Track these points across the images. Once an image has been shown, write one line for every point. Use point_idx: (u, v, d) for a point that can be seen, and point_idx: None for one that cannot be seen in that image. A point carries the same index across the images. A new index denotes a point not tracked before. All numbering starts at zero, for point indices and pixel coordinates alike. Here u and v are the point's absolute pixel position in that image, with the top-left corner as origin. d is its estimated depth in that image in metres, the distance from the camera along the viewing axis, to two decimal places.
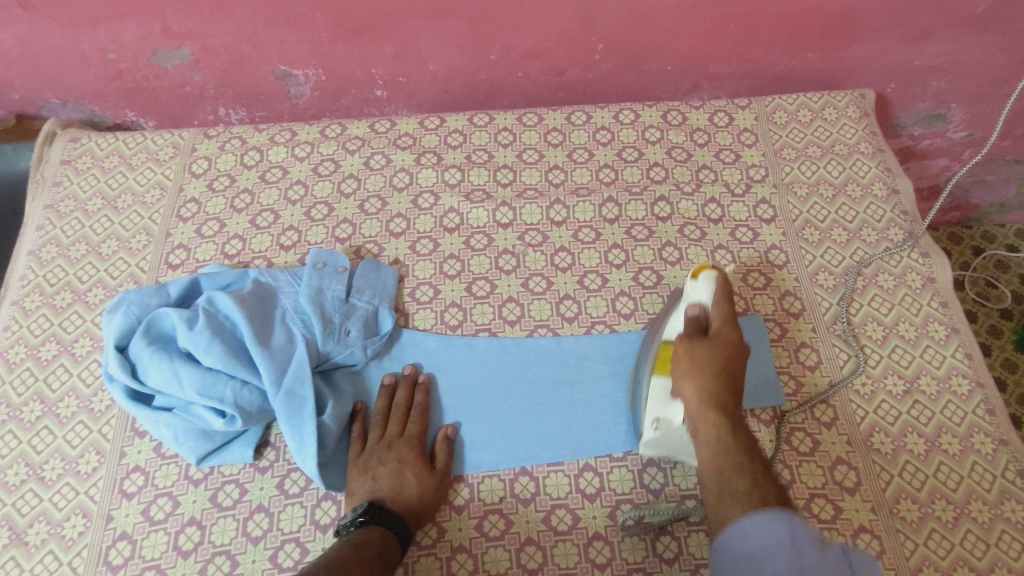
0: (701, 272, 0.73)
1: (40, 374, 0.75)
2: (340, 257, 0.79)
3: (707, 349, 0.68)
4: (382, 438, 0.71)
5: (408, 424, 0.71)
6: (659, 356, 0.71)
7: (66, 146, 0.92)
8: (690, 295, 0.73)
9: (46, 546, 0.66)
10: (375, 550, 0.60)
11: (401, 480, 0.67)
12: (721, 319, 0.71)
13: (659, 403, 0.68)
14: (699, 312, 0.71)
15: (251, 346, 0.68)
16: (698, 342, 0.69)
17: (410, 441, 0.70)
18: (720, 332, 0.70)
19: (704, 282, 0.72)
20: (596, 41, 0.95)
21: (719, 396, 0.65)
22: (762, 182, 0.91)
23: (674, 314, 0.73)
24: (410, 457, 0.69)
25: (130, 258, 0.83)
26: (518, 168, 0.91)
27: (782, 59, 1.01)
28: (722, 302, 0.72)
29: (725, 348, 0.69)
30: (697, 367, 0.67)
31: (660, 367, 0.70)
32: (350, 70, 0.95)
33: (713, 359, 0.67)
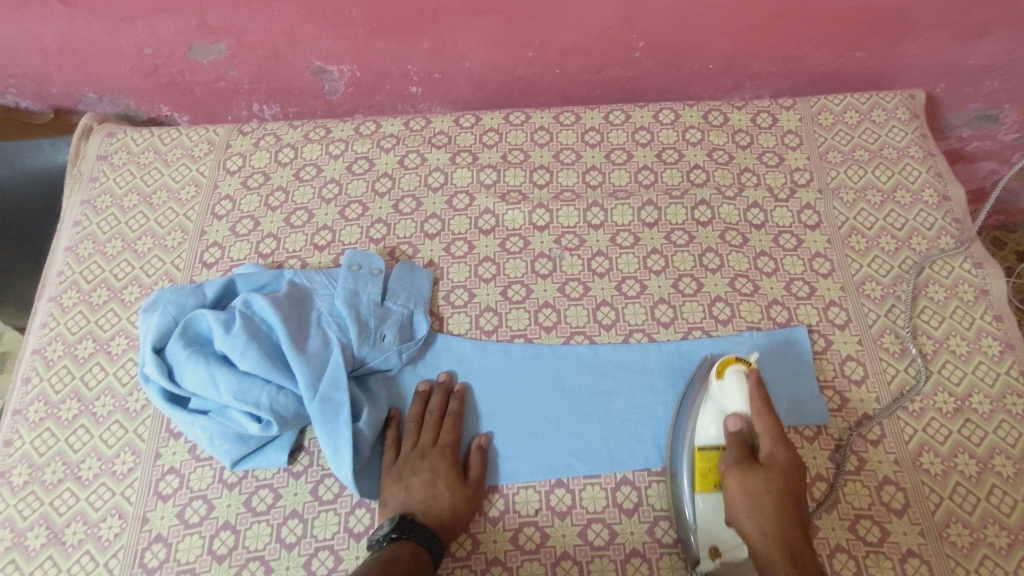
0: (727, 370, 0.68)
1: (77, 372, 0.75)
2: (375, 259, 0.78)
3: (762, 479, 0.63)
4: (416, 446, 0.70)
5: (442, 433, 0.70)
6: (699, 470, 0.66)
7: (102, 141, 0.91)
8: (723, 401, 0.67)
9: (83, 546, 0.66)
10: (407, 565, 0.60)
11: (434, 491, 0.66)
12: (766, 435, 0.65)
13: (714, 532, 0.64)
14: (739, 426, 0.66)
15: (288, 350, 0.67)
16: (750, 470, 0.64)
17: (444, 450, 0.69)
18: (771, 455, 0.65)
19: (733, 382, 0.67)
20: (636, 39, 0.92)
21: (785, 526, 0.61)
22: (807, 187, 0.88)
23: (707, 415, 0.68)
24: (444, 467, 0.68)
25: (165, 256, 0.82)
26: (555, 169, 0.89)
27: (829, 58, 0.97)
28: (761, 406, 0.67)
29: (781, 470, 0.64)
30: (756, 501, 0.62)
31: (703, 484, 0.66)
32: (385, 66, 0.94)
33: (770, 487, 0.63)
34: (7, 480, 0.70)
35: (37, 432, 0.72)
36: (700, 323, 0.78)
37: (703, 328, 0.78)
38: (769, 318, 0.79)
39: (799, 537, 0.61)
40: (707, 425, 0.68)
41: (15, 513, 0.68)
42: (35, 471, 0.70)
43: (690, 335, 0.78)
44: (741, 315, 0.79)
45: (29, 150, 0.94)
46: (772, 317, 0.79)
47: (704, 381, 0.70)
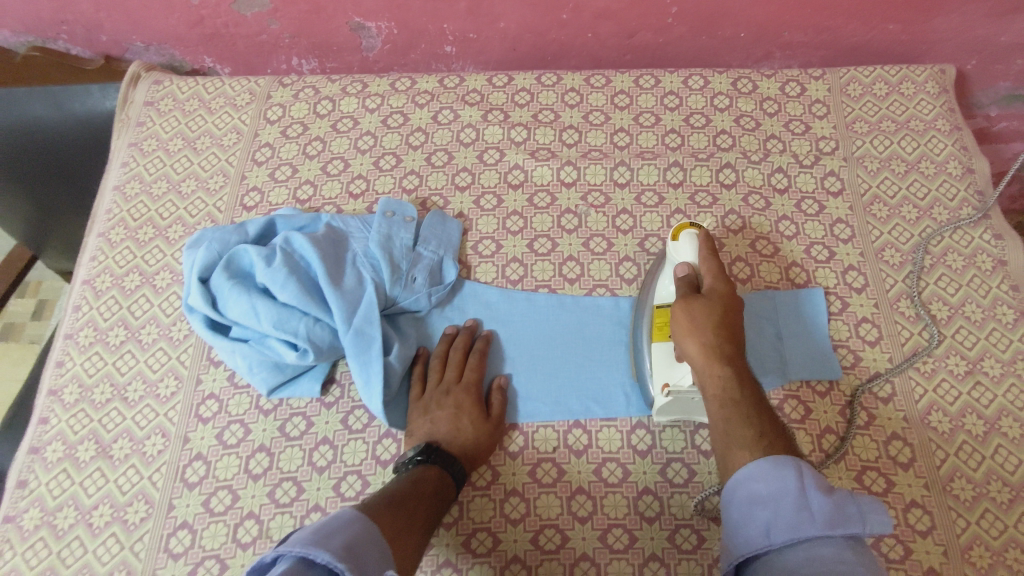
0: (681, 233, 0.74)
1: (124, 303, 0.80)
2: (408, 207, 0.81)
3: (701, 308, 0.67)
4: (441, 382, 0.73)
5: (467, 371, 0.74)
6: (656, 321, 0.72)
7: (150, 88, 0.95)
8: (674, 256, 0.73)
9: (129, 460, 0.71)
10: (432, 488, 0.64)
11: (457, 423, 0.70)
12: (710, 273, 0.70)
13: (666, 367, 0.69)
14: (685, 271, 0.71)
15: (324, 285, 0.71)
16: (694, 299, 0.68)
17: (468, 387, 0.72)
18: (713, 288, 0.69)
19: (685, 241, 0.73)
20: (670, 4, 0.94)
21: (721, 349, 0.65)
22: (831, 155, 0.89)
23: (664, 276, 0.75)
24: (467, 403, 0.71)
25: (207, 198, 0.86)
26: (584, 129, 0.91)
27: (861, 30, 0.98)
28: (709, 255, 0.72)
29: (721, 301, 0.68)
30: (693, 325, 0.67)
31: (659, 333, 0.71)
32: (423, 24, 0.96)
33: (709, 314, 0.67)
34: (58, 398, 0.74)
35: (87, 355, 0.77)
36: None
37: None
38: (788, 279, 0.81)
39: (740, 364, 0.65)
40: (665, 281, 0.74)
41: (66, 428, 0.72)
42: (84, 391, 0.74)
43: None
44: (759, 275, 0.81)
45: (76, 95, 0.98)
46: (791, 278, 0.81)
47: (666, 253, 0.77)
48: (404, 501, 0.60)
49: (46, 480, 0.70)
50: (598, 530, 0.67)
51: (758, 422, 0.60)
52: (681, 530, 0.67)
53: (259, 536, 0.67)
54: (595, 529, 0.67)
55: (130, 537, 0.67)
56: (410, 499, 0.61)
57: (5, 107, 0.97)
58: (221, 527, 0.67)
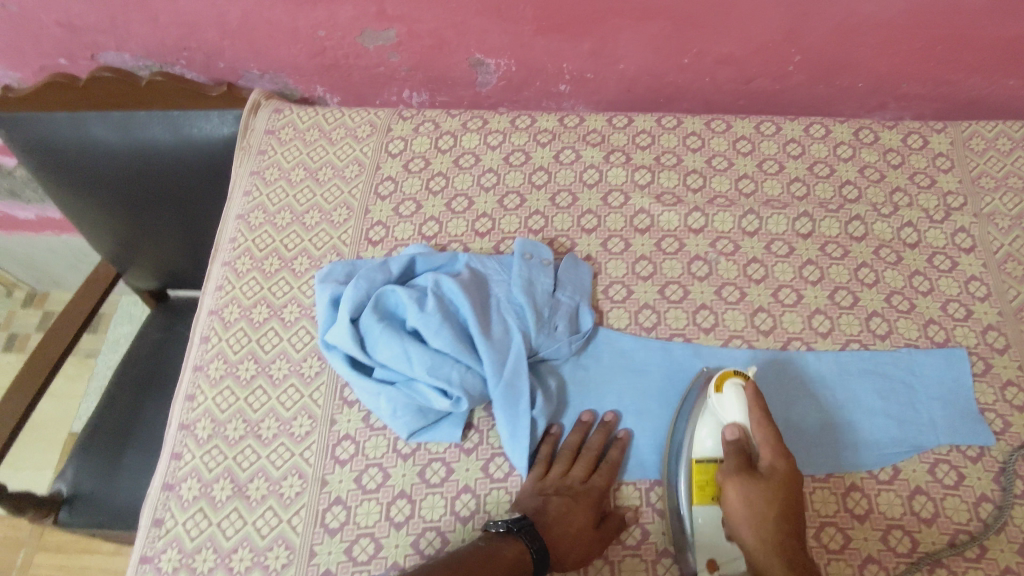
0: (727, 385, 0.69)
1: (254, 335, 0.78)
2: (544, 249, 0.80)
3: (761, 488, 0.63)
4: (565, 475, 0.69)
5: (597, 475, 0.69)
6: (696, 482, 0.67)
7: (269, 116, 0.95)
8: (719, 412, 0.69)
9: (267, 502, 0.69)
10: (509, 564, 0.61)
11: (565, 513, 0.65)
12: (766, 447, 0.66)
13: (711, 544, 0.65)
14: (737, 435, 0.67)
15: (476, 334, 0.70)
16: (749, 479, 0.64)
17: (592, 490, 0.68)
18: (773, 467, 0.65)
19: (732, 397, 0.68)
20: (794, 52, 0.93)
21: (783, 539, 0.62)
22: (961, 211, 0.88)
23: (705, 427, 0.69)
24: (587, 500, 0.67)
25: (332, 231, 0.85)
26: (708, 174, 0.90)
27: (980, 84, 0.97)
28: (760, 417, 0.67)
29: (782, 484, 0.64)
30: (751, 519, 0.63)
31: (701, 495, 0.66)
32: (543, 63, 0.96)
33: (768, 501, 0.63)
34: (191, 433, 0.73)
35: (218, 389, 0.75)
36: (858, 336, 0.79)
37: (860, 341, 0.79)
38: (926, 337, 0.79)
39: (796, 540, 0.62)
40: (706, 436, 0.69)
41: (200, 465, 0.71)
42: (217, 426, 0.73)
43: (848, 347, 0.79)
44: (897, 331, 0.80)
45: (196, 120, 0.99)
46: (929, 335, 0.80)
47: (700, 395, 0.71)
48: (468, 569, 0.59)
49: (183, 520, 0.68)
50: None
51: None
52: None
53: None
54: None
55: None
56: (481, 570, 0.59)
57: (124, 133, 0.99)
58: None
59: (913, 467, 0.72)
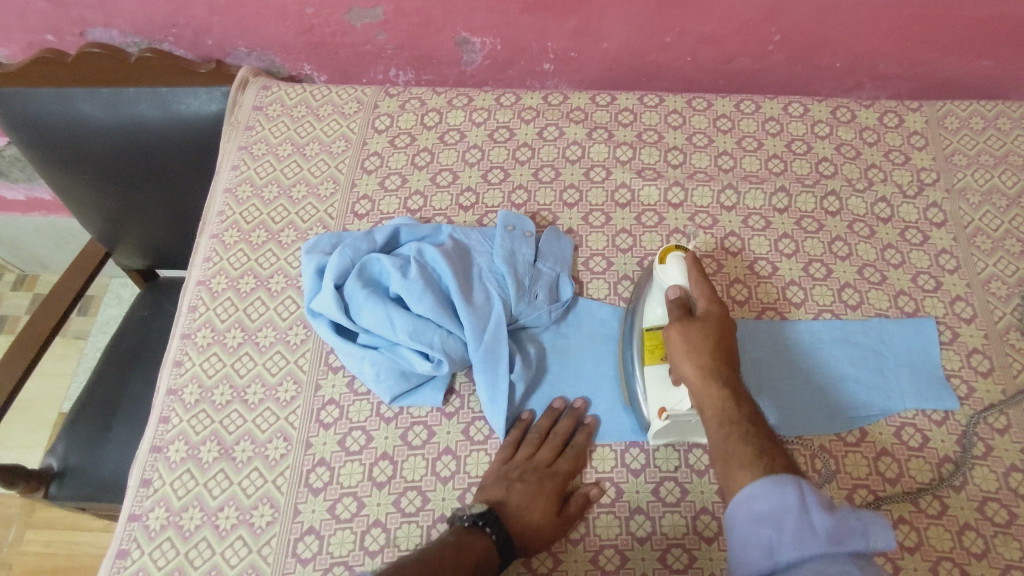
0: (669, 255, 0.74)
1: (240, 305, 0.80)
2: (526, 222, 0.82)
3: (698, 327, 0.67)
4: (530, 458, 0.69)
5: (562, 460, 0.69)
6: (647, 344, 0.72)
7: (257, 92, 0.96)
8: (662, 279, 0.74)
9: (252, 463, 0.71)
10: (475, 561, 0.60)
11: (530, 501, 0.65)
12: (703, 296, 0.71)
13: (662, 393, 0.69)
14: (677, 293, 0.72)
15: (457, 300, 0.72)
16: (689, 323, 0.68)
17: (557, 475, 0.68)
18: (708, 312, 0.69)
19: (673, 264, 0.73)
20: (774, 32, 0.95)
21: (719, 371, 0.65)
22: (933, 187, 0.91)
23: (652, 299, 0.74)
24: (551, 487, 0.67)
25: (319, 204, 0.87)
26: (688, 151, 0.92)
27: (955, 65, 1.00)
28: (698, 279, 0.73)
29: (718, 326, 0.68)
30: (689, 343, 0.66)
31: (651, 356, 0.71)
32: (527, 41, 0.98)
33: (706, 337, 0.67)
34: (178, 397, 0.75)
35: (205, 356, 0.77)
36: (830, 306, 0.82)
37: (833, 311, 0.81)
38: (897, 307, 0.82)
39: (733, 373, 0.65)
40: (653, 305, 0.74)
41: (188, 428, 0.73)
42: (204, 391, 0.75)
43: (821, 316, 0.81)
44: (869, 302, 0.82)
45: (184, 96, 1.00)
46: (900, 306, 0.82)
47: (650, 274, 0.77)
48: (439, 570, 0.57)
49: (171, 480, 0.70)
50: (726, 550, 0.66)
51: (758, 439, 0.59)
52: None
53: (386, 544, 0.66)
54: (722, 550, 0.65)
55: (257, 540, 0.67)
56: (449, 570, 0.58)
57: (112, 109, 1.00)
58: (348, 535, 0.67)
59: (880, 430, 0.74)
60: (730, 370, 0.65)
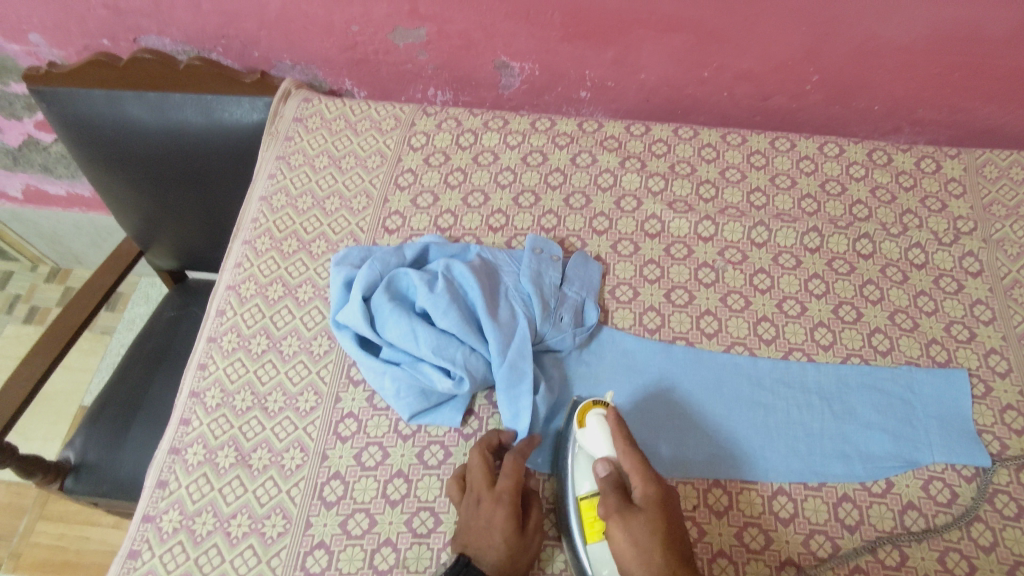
0: (588, 418, 0.67)
1: (267, 312, 0.80)
2: (553, 246, 0.83)
3: (642, 523, 0.59)
4: (474, 492, 0.65)
5: (501, 477, 0.65)
6: (585, 520, 0.63)
7: (299, 105, 0.98)
8: (590, 449, 0.66)
9: (268, 472, 0.71)
10: None
11: (489, 540, 0.62)
12: (637, 474, 0.62)
13: (609, 574, 0.61)
14: (608, 469, 0.64)
15: (482, 316, 0.72)
16: (630, 516, 0.60)
17: (503, 498, 0.64)
18: (644, 494, 0.61)
19: (596, 428, 0.66)
20: (813, 72, 0.95)
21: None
22: (970, 236, 0.89)
23: (580, 469, 0.66)
24: (500, 513, 0.63)
25: (351, 217, 0.87)
26: (721, 185, 0.92)
27: (996, 114, 0.98)
28: (625, 443, 0.64)
29: (659, 511, 0.61)
30: (634, 544, 0.59)
31: (592, 533, 0.63)
32: (566, 69, 0.98)
33: (651, 531, 0.59)
34: (200, 400, 0.75)
35: (229, 360, 0.77)
36: (859, 351, 0.80)
37: (862, 355, 0.80)
38: (929, 356, 0.80)
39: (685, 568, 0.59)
40: (581, 476, 0.65)
41: (207, 432, 0.73)
42: (226, 396, 0.75)
43: (849, 360, 0.80)
44: (899, 349, 0.81)
45: (229, 104, 1.01)
46: (931, 355, 0.80)
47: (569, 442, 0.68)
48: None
49: (186, 483, 0.70)
50: None
51: None
52: None
53: (396, 565, 0.65)
54: None
55: (268, 551, 0.66)
56: None
57: (159, 114, 1.02)
58: (358, 552, 0.66)
59: (907, 483, 0.72)
60: (680, 565, 0.59)
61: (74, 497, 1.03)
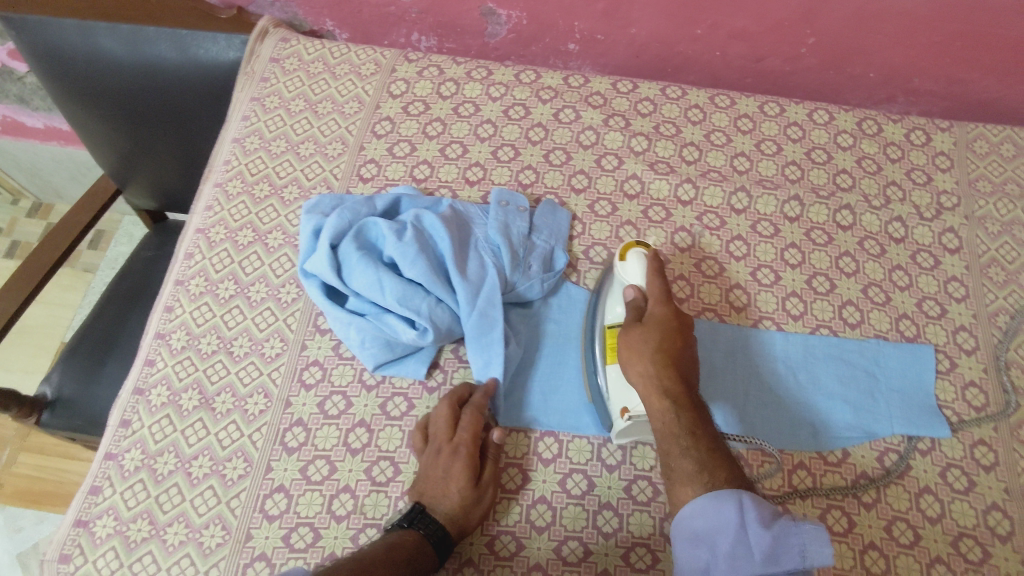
0: (628, 252, 0.74)
1: (236, 257, 0.79)
2: (520, 198, 0.81)
3: (641, 337, 0.68)
4: (434, 442, 0.67)
5: (460, 429, 0.67)
6: (607, 342, 0.71)
7: (276, 44, 0.94)
8: (622, 276, 0.73)
9: (230, 416, 0.71)
10: (407, 555, 0.59)
11: (445, 489, 0.64)
12: (653, 297, 0.71)
13: (622, 394, 0.68)
14: (633, 295, 0.71)
15: (451, 267, 0.70)
16: (635, 332, 0.68)
17: (462, 449, 0.66)
18: (652, 313, 0.70)
19: (632, 260, 0.73)
20: (809, 35, 0.92)
21: (666, 376, 0.65)
22: (953, 211, 0.88)
23: (612, 297, 0.74)
24: (455, 466, 0.65)
25: (325, 163, 0.85)
26: (704, 148, 0.90)
27: (994, 87, 0.96)
28: (654, 275, 0.72)
29: (665, 328, 0.68)
30: (633, 351, 0.67)
31: (610, 355, 0.70)
32: (554, 19, 0.95)
33: (648, 342, 0.67)
34: (165, 342, 0.75)
35: (196, 304, 0.77)
36: (829, 322, 0.80)
37: (831, 327, 0.80)
38: (897, 331, 0.80)
39: (678, 382, 0.66)
40: (612, 305, 0.73)
41: (171, 374, 0.73)
42: (192, 339, 0.75)
43: (818, 331, 0.80)
44: (869, 322, 0.81)
45: (204, 41, 0.98)
46: (900, 330, 0.80)
47: (610, 272, 0.76)
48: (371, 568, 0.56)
49: (149, 424, 0.71)
50: None
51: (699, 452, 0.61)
52: None
53: (353, 511, 0.67)
54: None
55: (227, 492, 0.67)
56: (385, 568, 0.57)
57: (132, 48, 0.98)
58: (316, 497, 0.67)
59: (863, 454, 0.73)
60: (671, 373, 0.66)
61: (50, 431, 1.03)
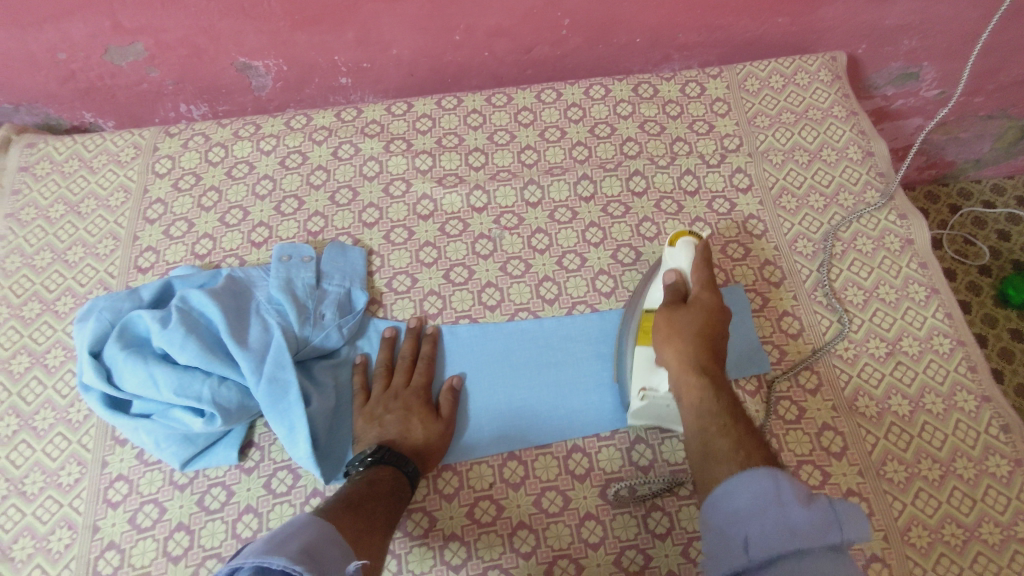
0: (678, 239, 0.74)
1: (14, 387, 0.73)
2: (304, 247, 0.79)
3: (684, 314, 0.68)
4: (388, 389, 0.72)
5: (415, 374, 0.73)
6: (642, 325, 0.71)
7: (23, 152, 0.88)
8: (668, 262, 0.73)
9: (33, 560, 0.65)
10: (389, 487, 0.62)
11: (407, 425, 0.68)
12: (698, 283, 0.71)
13: (644, 372, 0.69)
14: (674, 279, 0.71)
15: (227, 341, 0.68)
16: (676, 312, 0.68)
17: (416, 391, 0.71)
18: (698, 298, 0.70)
19: (681, 247, 0.73)
20: (562, 16, 0.93)
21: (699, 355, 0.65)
22: (736, 152, 0.90)
23: (654, 283, 0.74)
24: (416, 405, 0.70)
25: (98, 263, 0.80)
26: (490, 150, 0.89)
27: (751, 25, 0.99)
28: (702, 264, 0.72)
29: (705, 312, 0.68)
30: (672, 327, 0.67)
31: (643, 337, 0.70)
32: (312, 58, 0.93)
33: (688, 324, 0.67)
34: None
35: None
36: None
37: None
38: None
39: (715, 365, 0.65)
40: (652, 291, 0.73)
41: None
42: None
43: None
44: None
45: None
46: None
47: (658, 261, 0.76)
48: (361, 503, 0.59)
49: None
50: (543, 564, 0.65)
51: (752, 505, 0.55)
52: (626, 552, 0.65)
53: None
54: (540, 564, 0.65)
55: None
56: (368, 498, 0.60)
57: None
58: None
59: None
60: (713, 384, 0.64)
61: None
